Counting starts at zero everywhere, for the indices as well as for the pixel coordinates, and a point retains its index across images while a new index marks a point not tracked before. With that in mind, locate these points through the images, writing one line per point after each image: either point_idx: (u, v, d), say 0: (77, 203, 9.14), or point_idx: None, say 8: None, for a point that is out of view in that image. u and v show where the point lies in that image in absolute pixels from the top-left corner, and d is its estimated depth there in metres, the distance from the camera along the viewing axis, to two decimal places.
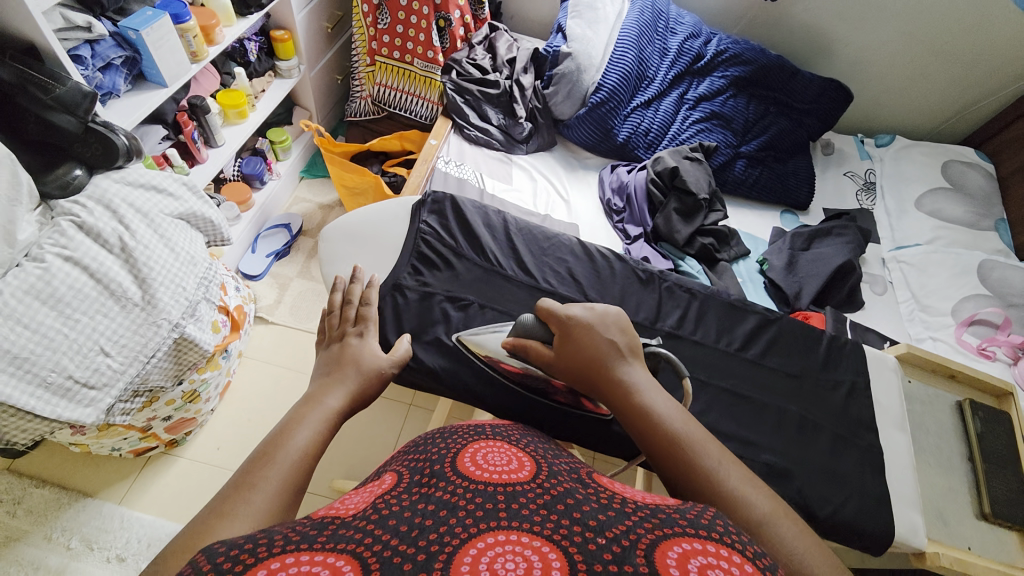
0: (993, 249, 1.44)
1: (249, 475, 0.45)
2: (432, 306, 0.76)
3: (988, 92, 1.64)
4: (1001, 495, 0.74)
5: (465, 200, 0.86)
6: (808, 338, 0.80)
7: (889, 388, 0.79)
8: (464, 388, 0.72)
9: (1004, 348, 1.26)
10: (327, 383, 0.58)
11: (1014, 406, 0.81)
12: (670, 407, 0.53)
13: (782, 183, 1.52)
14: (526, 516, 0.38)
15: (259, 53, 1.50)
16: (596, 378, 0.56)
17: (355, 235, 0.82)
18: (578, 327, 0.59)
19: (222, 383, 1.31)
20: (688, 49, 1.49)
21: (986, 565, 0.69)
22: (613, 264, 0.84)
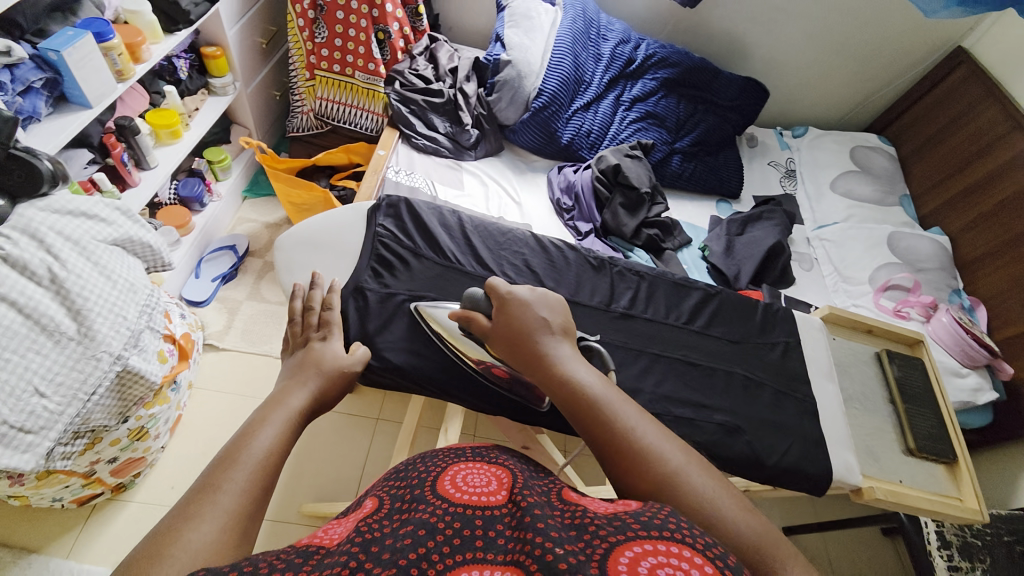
0: (899, 222, 1.62)
1: (213, 477, 0.44)
2: (396, 307, 0.76)
3: (880, 85, 1.85)
4: (922, 431, 0.84)
5: (420, 203, 0.88)
6: (746, 308, 0.88)
7: (819, 345, 0.87)
8: (432, 383, 0.73)
9: (916, 308, 1.40)
10: (289, 385, 0.58)
11: (925, 351, 0.92)
12: (593, 375, 0.56)
13: (714, 174, 1.64)
14: (500, 547, 0.39)
15: (189, 71, 1.46)
16: (526, 347, 0.59)
17: (311, 241, 0.81)
18: (515, 303, 0.63)
19: (173, 417, 1.23)
20: (620, 54, 1.58)
21: (913, 494, 0.77)
22: (566, 254, 0.88)
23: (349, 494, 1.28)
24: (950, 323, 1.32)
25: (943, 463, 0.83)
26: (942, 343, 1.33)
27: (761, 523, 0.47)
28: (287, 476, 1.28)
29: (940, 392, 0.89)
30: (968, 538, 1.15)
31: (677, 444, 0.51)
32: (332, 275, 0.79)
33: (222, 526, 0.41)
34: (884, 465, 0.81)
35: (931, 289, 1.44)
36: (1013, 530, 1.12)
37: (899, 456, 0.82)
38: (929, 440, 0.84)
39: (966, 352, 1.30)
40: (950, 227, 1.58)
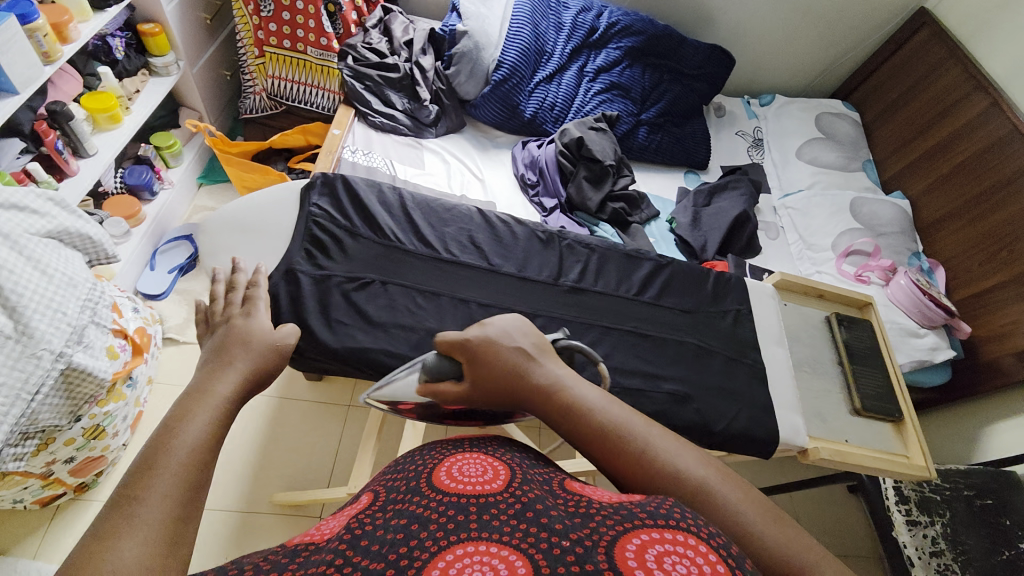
0: (863, 187, 1.64)
1: (139, 475, 0.41)
2: (330, 290, 0.73)
3: (845, 50, 1.85)
4: (869, 391, 0.85)
5: (358, 178, 0.84)
6: (697, 276, 0.88)
7: (769, 311, 0.88)
8: (374, 366, 0.70)
9: (877, 272, 1.42)
10: (213, 373, 0.54)
11: (874, 314, 0.93)
12: (599, 403, 0.50)
13: (681, 146, 1.63)
14: (496, 527, 0.38)
15: (126, 51, 1.36)
16: (513, 391, 0.54)
17: (242, 225, 0.77)
18: (486, 344, 0.56)
19: (132, 413, 1.20)
20: (582, 23, 1.54)
21: (859, 454, 0.79)
22: (514, 229, 0.86)
23: (322, 481, 1.27)
24: (908, 286, 1.34)
25: (890, 422, 0.85)
26: (901, 304, 1.35)
27: (800, 529, 0.44)
28: (256, 467, 1.26)
29: (889, 351, 0.90)
30: (926, 494, 1.17)
31: (698, 452, 0.47)
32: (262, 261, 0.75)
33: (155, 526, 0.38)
34: (830, 425, 0.82)
35: (891, 253, 1.46)
36: (971, 485, 1.19)
37: (846, 416, 0.84)
38: (877, 400, 0.86)
39: (923, 314, 1.33)
40: (911, 191, 1.60)
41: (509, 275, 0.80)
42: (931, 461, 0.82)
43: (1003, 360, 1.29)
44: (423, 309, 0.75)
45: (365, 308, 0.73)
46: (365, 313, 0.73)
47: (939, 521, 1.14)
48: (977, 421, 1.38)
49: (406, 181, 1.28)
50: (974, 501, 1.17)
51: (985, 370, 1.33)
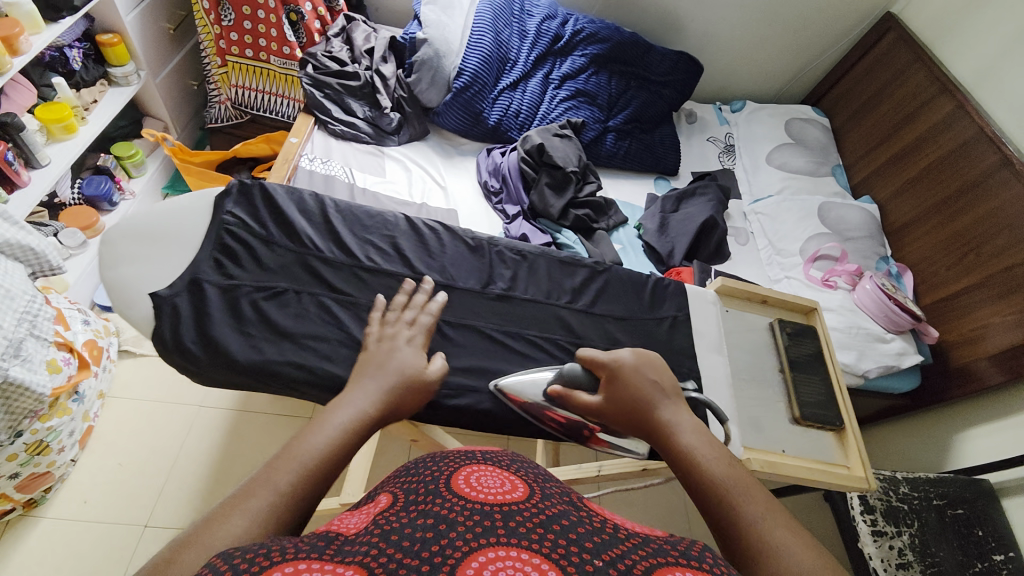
0: (832, 192, 1.63)
1: (262, 471, 0.44)
2: (238, 300, 0.69)
3: (815, 55, 1.86)
4: (809, 399, 0.83)
5: (278, 185, 0.78)
6: (634, 283, 0.87)
7: (708, 317, 0.87)
8: (277, 379, 0.66)
9: (843, 277, 1.41)
10: (352, 389, 0.58)
11: (818, 319, 0.92)
12: (714, 454, 0.58)
13: (650, 152, 1.63)
14: (522, 533, 0.38)
15: (84, 61, 1.34)
16: (646, 417, 0.64)
17: (144, 232, 0.70)
18: (627, 370, 0.68)
19: (80, 428, 1.17)
20: (546, 31, 1.53)
21: (794, 463, 0.77)
22: (441, 237, 0.83)
23: None
24: (873, 290, 1.33)
25: (830, 430, 0.83)
26: (867, 309, 1.34)
27: None
28: (211, 482, 1.24)
29: (832, 358, 0.88)
30: (894, 503, 1.13)
31: (802, 543, 0.46)
32: (160, 273, 0.68)
33: (252, 525, 0.40)
34: (767, 434, 0.80)
35: (858, 258, 1.45)
36: (942, 495, 1.16)
37: (784, 425, 0.82)
38: (818, 408, 0.84)
39: (890, 318, 1.31)
40: (880, 195, 1.60)
41: (436, 283, 0.78)
42: (871, 472, 0.80)
43: (976, 364, 1.26)
44: (340, 320, 0.71)
45: (274, 317, 0.69)
46: (274, 323, 0.69)
47: (906, 531, 1.10)
48: (950, 427, 1.36)
49: (364, 189, 1.26)
50: (945, 511, 1.15)
51: (957, 375, 1.31)
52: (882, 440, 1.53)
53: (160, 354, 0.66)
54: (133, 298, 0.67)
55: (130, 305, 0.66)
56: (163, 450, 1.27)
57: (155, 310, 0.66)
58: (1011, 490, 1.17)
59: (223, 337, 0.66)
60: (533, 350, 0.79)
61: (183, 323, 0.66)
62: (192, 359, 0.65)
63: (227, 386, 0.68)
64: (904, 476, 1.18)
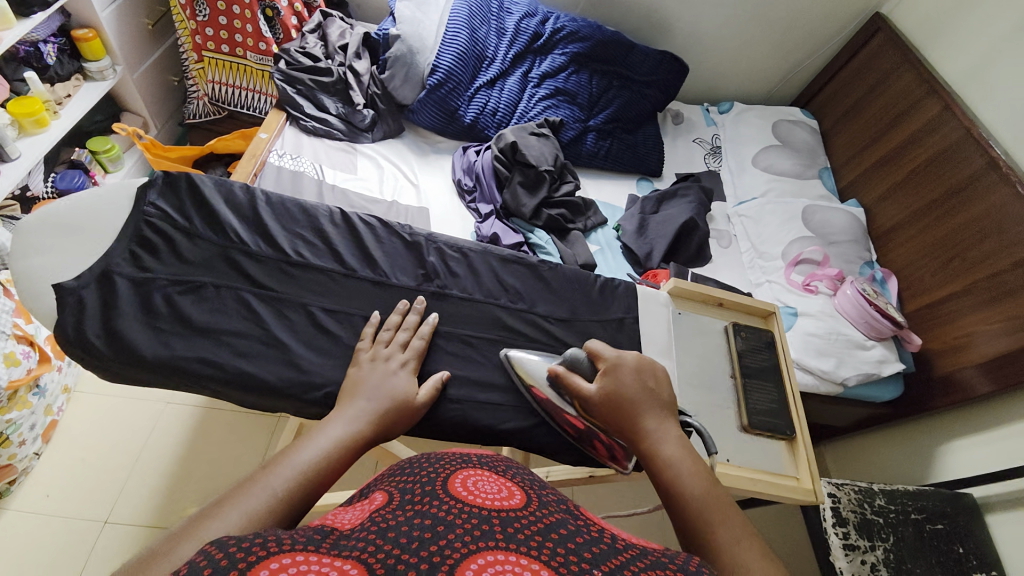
0: (818, 195, 1.59)
1: (257, 474, 0.47)
2: (150, 294, 0.67)
3: (803, 56, 1.83)
4: (759, 406, 0.80)
5: (206, 177, 0.76)
6: (581, 282, 0.85)
7: (658, 320, 0.85)
8: (186, 376, 0.65)
9: (825, 282, 1.37)
10: (346, 409, 0.59)
11: (775, 324, 0.89)
12: (699, 472, 0.55)
13: (632, 152, 1.60)
14: (521, 540, 0.38)
15: (58, 55, 1.33)
16: (634, 417, 0.61)
17: (56, 221, 0.67)
18: (626, 371, 0.66)
19: (43, 422, 1.15)
20: (525, 29, 1.52)
21: (739, 474, 0.74)
22: (378, 232, 0.81)
23: None
24: (854, 295, 1.29)
25: (782, 438, 0.80)
26: (847, 315, 1.30)
27: None
28: (173, 479, 1.22)
29: (788, 363, 0.85)
30: (869, 516, 1.09)
31: None
32: (69, 264, 0.65)
33: (245, 522, 0.42)
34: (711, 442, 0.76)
35: (840, 262, 1.41)
36: (921, 508, 1.12)
37: (732, 433, 0.78)
38: (768, 416, 0.81)
39: (870, 325, 1.27)
40: (867, 198, 1.56)
41: (367, 279, 0.76)
42: (820, 484, 0.77)
43: (962, 373, 1.22)
44: (259, 315, 0.70)
45: (189, 312, 0.67)
46: (187, 318, 0.67)
47: (881, 546, 1.07)
48: (932, 438, 1.32)
49: (333, 187, 1.24)
50: (924, 525, 1.11)
51: (940, 384, 1.27)
52: (864, 451, 1.48)
53: (63, 349, 0.64)
54: (39, 289, 0.64)
55: (37, 296, 0.64)
56: (127, 446, 1.24)
57: (59, 302, 0.63)
58: (994, 505, 1.12)
59: (128, 331, 0.64)
60: (467, 350, 0.76)
61: (87, 316, 0.64)
62: (94, 354, 0.63)
63: (135, 382, 0.66)
64: (882, 488, 1.15)
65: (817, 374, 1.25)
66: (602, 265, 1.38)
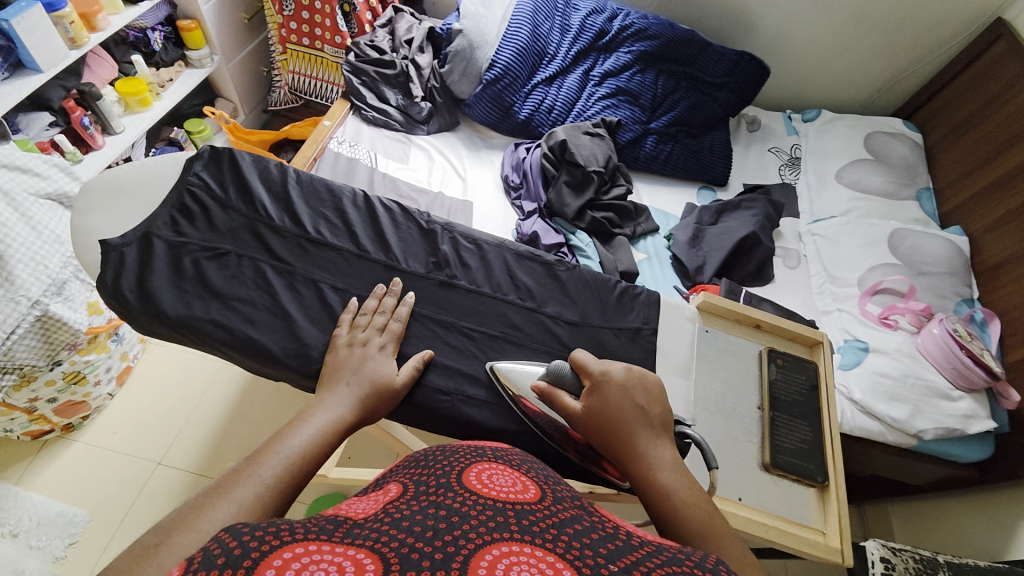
0: (911, 219, 1.39)
1: (243, 467, 0.49)
2: (181, 257, 0.72)
3: (910, 61, 1.61)
4: (787, 445, 0.72)
5: (247, 153, 0.82)
6: (600, 287, 0.81)
7: (680, 336, 0.78)
8: (201, 336, 0.69)
9: (907, 316, 1.19)
10: (332, 396, 0.62)
11: (823, 355, 0.78)
12: (695, 501, 0.54)
13: (695, 158, 1.50)
14: (535, 532, 0.37)
15: (165, 43, 1.50)
16: (624, 439, 0.59)
17: (115, 185, 0.75)
18: (613, 386, 0.62)
19: (117, 367, 1.30)
20: (591, 26, 1.48)
21: (749, 516, 0.66)
22: (398, 219, 0.83)
23: None
24: (942, 336, 1.11)
25: (812, 486, 0.71)
26: (931, 357, 1.13)
27: None
28: (219, 433, 1.32)
29: (830, 402, 0.75)
30: None
31: None
32: (119, 224, 0.73)
33: (237, 511, 0.45)
34: (724, 478, 0.68)
35: (930, 296, 1.22)
36: None
37: (750, 471, 0.70)
38: (797, 458, 0.71)
39: (959, 373, 1.09)
40: (973, 226, 1.34)
41: (378, 261, 0.78)
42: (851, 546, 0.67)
43: None
44: (272, 285, 0.73)
45: (211, 277, 0.72)
46: (208, 282, 0.71)
47: None
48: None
49: (383, 175, 1.28)
50: None
51: None
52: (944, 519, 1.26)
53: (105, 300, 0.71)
54: (87, 243, 0.72)
55: (85, 250, 0.72)
56: (182, 398, 1.37)
57: (104, 257, 0.71)
58: None
59: (156, 288, 0.69)
60: (467, 343, 0.75)
61: (125, 272, 0.70)
62: (126, 306, 0.69)
63: (160, 336, 0.72)
64: (946, 559, 0.97)
65: (885, 421, 1.09)
66: (646, 274, 1.30)
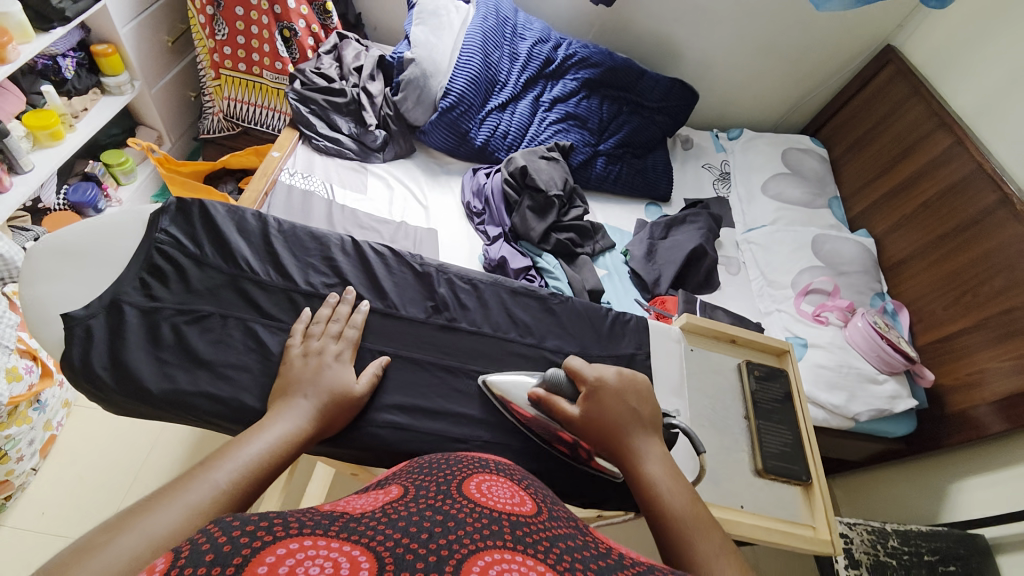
0: (828, 225, 1.58)
1: (197, 469, 0.48)
2: (158, 323, 0.68)
3: (814, 85, 1.83)
4: (773, 449, 0.79)
5: (219, 203, 0.78)
6: (593, 316, 0.85)
7: (670, 358, 0.83)
8: (191, 409, 0.65)
9: (835, 313, 1.35)
10: (284, 411, 0.59)
11: (790, 362, 0.87)
12: (679, 488, 0.59)
13: (642, 177, 1.60)
14: (529, 543, 0.37)
15: (78, 70, 1.36)
16: (617, 437, 0.63)
17: (65, 248, 0.68)
18: (608, 390, 0.65)
19: (41, 438, 1.14)
20: (537, 54, 1.53)
21: (751, 522, 0.72)
22: (390, 262, 0.82)
23: None
24: (865, 328, 1.27)
25: (797, 484, 0.78)
26: (859, 348, 1.28)
27: None
28: None
29: (803, 404, 0.84)
30: (882, 557, 1.11)
31: None
32: (79, 293, 0.67)
33: (187, 513, 0.44)
34: (723, 488, 0.75)
35: (852, 294, 1.39)
36: (934, 549, 1.12)
37: (745, 477, 0.77)
38: (782, 460, 0.79)
39: (882, 359, 1.25)
40: (877, 228, 1.54)
41: (376, 310, 0.76)
42: (837, 533, 0.75)
43: (975, 411, 1.19)
44: (264, 346, 0.70)
45: (194, 343, 0.68)
46: (192, 350, 0.68)
47: None
48: (947, 477, 1.28)
49: (342, 207, 1.24)
50: (937, 567, 1.10)
51: (954, 421, 1.24)
52: (880, 486, 1.43)
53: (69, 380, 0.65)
54: (45, 316, 0.65)
55: (44, 324, 0.65)
56: (124, 462, 1.22)
57: (67, 332, 0.65)
58: (1006, 546, 1.10)
59: (134, 362, 0.65)
60: (471, 384, 0.76)
61: (94, 348, 0.65)
62: (99, 386, 0.64)
63: (137, 413, 0.66)
64: (894, 528, 1.16)
65: (829, 409, 1.22)
66: (609, 290, 1.36)
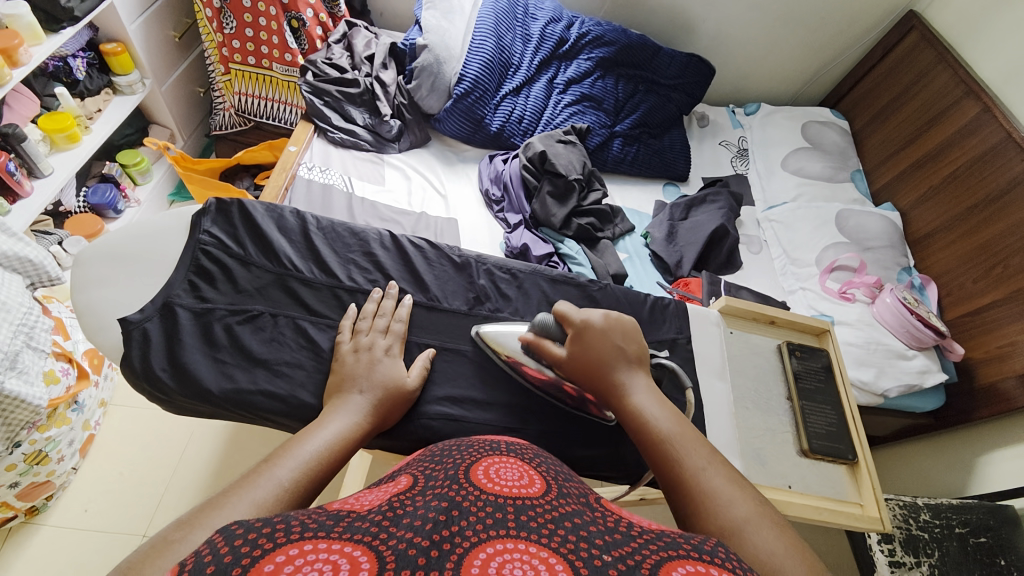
0: (851, 199, 1.55)
1: (263, 466, 0.49)
2: (211, 325, 0.69)
3: (833, 56, 1.79)
4: (818, 430, 0.79)
5: (258, 202, 0.78)
6: (633, 302, 0.84)
7: (711, 340, 0.83)
8: (251, 408, 0.66)
9: (862, 289, 1.33)
10: (338, 415, 0.59)
11: (831, 342, 0.87)
12: (666, 413, 0.59)
13: (660, 157, 1.57)
14: (533, 529, 0.36)
15: (88, 70, 1.35)
16: (605, 378, 0.63)
17: (113, 252, 0.70)
18: (594, 331, 0.66)
19: (80, 437, 1.17)
20: (550, 35, 1.50)
21: (801, 503, 0.73)
22: (428, 254, 0.82)
23: None
24: (894, 304, 1.26)
25: (842, 463, 0.79)
26: (887, 324, 1.27)
27: None
28: (203, 490, 1.21)
29: (844, 383, 0.84)
30: (914, 532, 1.18)
31: (746, 497, 0.50)
32: (131, 298, 0.69)
33: (253, 510, 0.44)
34: (769, 469, 0.75)
35: (879, 269, 1.37)
36: (965, 522, 1.16)
37: (790, 458, 0.77)
38: (825, 440, 0.79)
39: (912, 335, 1.24)
40: (901, 201, 1.51)
41: (420, 303, 0.77)
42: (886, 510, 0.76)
43: (1004, 383, 1.19)
44: (314, 343, 0.70)
45: (247, 342, 0.69)
46: (246, 349, 0.69)
47: (925, 562, 1.16)
48: (974, 450, 1.28)
49: (363, 200, 1.23)
50: (968, 539, 1.15)
51: (984, 395, 1.23)
52: (907, 460, 1.44)
53: (130, 381, 0.66)
54: (104, 322, 0.67)
55: (101, 329, 0.67)
56: (161, 457, 1.24)
57: (125, 336, 0.66)
58: None
59: (192, 363, 0.66)
60: (515, 374, 0.76)
61: (152, 350, 0.66)
62: (159, 386, 0.65)
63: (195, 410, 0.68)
64: (926, 501, 1.21)
65: (857, 386, 1.22)
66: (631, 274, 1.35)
